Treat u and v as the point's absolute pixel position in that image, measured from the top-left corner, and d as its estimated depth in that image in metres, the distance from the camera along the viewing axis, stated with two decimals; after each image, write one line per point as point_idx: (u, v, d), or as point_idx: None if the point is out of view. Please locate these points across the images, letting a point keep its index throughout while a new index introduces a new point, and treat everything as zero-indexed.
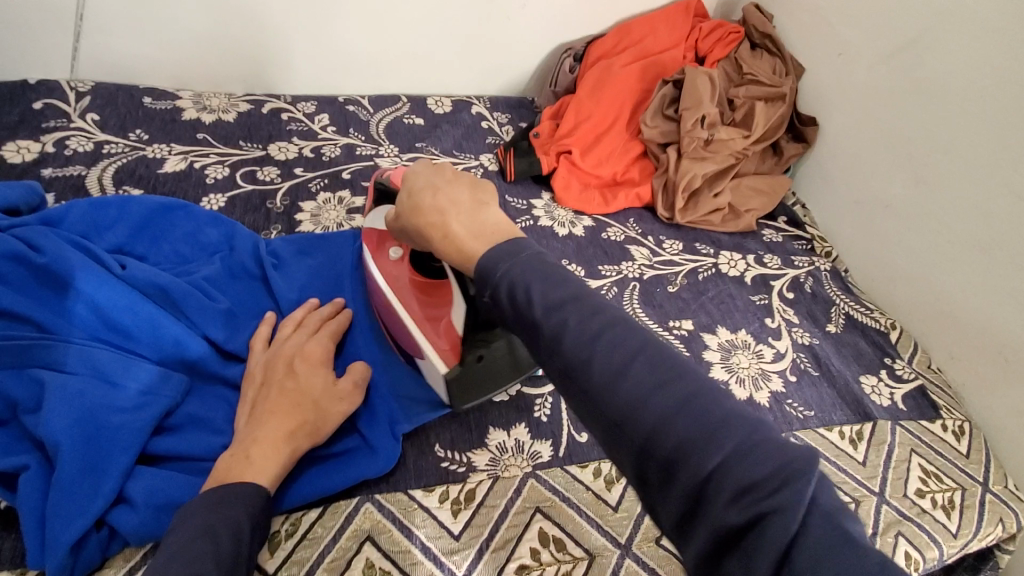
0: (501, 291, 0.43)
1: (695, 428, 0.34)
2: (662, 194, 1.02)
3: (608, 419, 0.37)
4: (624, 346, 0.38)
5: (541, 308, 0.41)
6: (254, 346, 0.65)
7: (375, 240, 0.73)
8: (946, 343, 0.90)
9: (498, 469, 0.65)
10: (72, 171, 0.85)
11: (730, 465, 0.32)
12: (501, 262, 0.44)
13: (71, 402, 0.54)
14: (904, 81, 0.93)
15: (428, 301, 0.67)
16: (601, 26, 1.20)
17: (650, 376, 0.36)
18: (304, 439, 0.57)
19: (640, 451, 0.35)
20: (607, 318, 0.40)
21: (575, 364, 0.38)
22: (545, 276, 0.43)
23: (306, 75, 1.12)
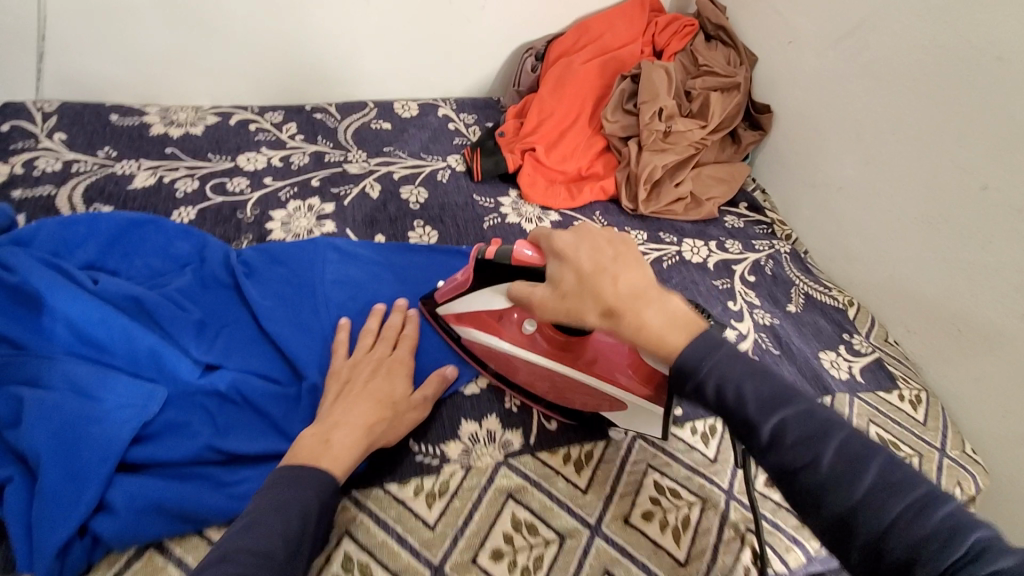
0: (709, 390, 0.48)
1: (885, 501, 0.40)
2: (625, 186, 1.06)
3: (808, 494, 0.43)
4: (823, 429, 0.44)
5: (755, 407, 0.46)
6: (336, 353, 0.70)
7: (479, 323, 0.72)
8: (902, 318, 0.95)
9: (470, 460, 0.68)
10: (41, 191, 0.85)
11: (942, 531, 0.38)
12: (704, 361, 0.49)
13: (50, 418, 0.56)
14: (848, 66, 0.97)
15: (574, 360, 0.68)
16: (560, 24, 1.23)
17: (843, 455, 0.43)
18: (377, 426, 0.62)
19: (832, 527, 0.42)
20: (810, 406, 0.46)
21: (777, 451, 0.45)
22: (759, 371, 0.48)
23: (273, 85, 1.13)
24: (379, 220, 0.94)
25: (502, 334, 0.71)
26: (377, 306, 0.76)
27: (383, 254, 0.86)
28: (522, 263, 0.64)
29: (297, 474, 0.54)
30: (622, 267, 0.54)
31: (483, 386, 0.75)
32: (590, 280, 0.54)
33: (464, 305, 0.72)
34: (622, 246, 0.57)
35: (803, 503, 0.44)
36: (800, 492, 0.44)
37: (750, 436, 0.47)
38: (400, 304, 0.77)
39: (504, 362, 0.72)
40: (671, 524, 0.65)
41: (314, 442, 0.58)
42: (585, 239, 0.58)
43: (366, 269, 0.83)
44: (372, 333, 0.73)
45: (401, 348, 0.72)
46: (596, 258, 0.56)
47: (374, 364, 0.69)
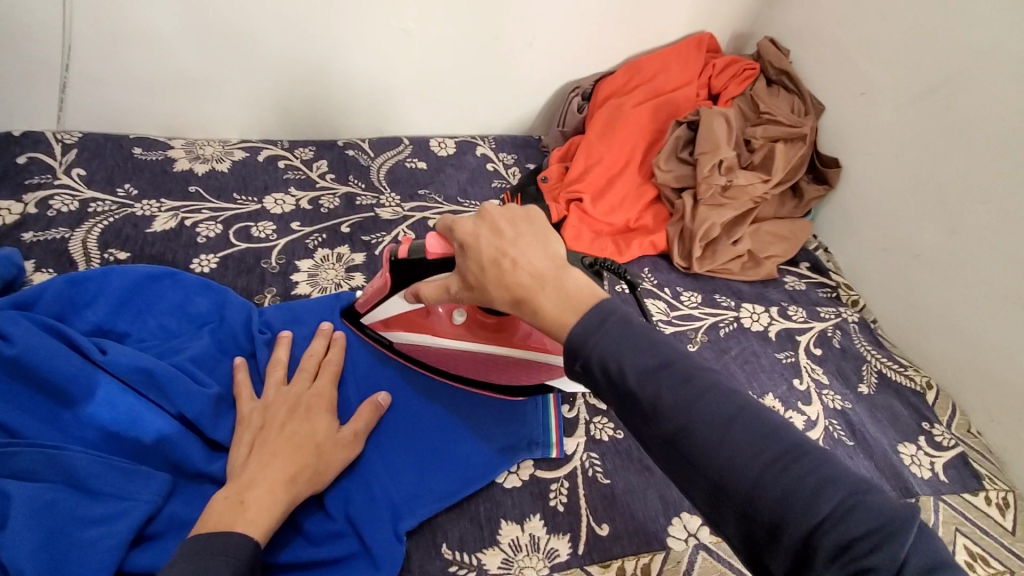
0: (595, 366, 0.45)
1: (750, 466, 0.39)
2: (678, 242, 0.97)
3: (689, 465, 0.41)
4: (695, 397, 0.42)
5: (636, 379, 0.43)
6: (243, 395, 0.63)
7: (406, 323, 0.71)
8: (989, 406, 0.84)
9: (512, 573, 0.59)
10: (54, 234, 0.79)
11: (807, 488, 0.37)
12: (591, 340, 0.45)
13: (41, 520, 0.48)
14: (931, 124, 0.88)
15: (501, 336, 0.70)
16: (610, 62, 1.15)
17: (717, 426, 0.41)
18: (305, 485, 0.56)
19: (720, 500, 0.40)
20: (680, 366, 0.43)
21: (661, 423, 0.42)
22: (646, 343, 0.45)
23: (306, 119, 1.08)
24: None
25: (437, 328, 0.71)
26: (285, 332, 0.69)
27: None
28: (437, 255, 0.61)
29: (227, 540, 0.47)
30: (525, 246, 0.51)
31: (525, 478, 0.66)
32: (492, 270, 0.50)
33: (387, 309, 0.70)
34: (525, 223, 0.53)
35: (695, 481, 0.41)
36: (690, 473, 0.41)
37: (637, 412, 0.44)
38: (327, 327, 0.71)
39: (430, 355, 0.72)
40: None
41: (224, 506, 0.51)
42: (486, 221, 0.53)
43: None
44: (283, 365, 0.66)
45: (324, 380, 0.66)
46: (495, 238, 0.52)
47: (290, 403, 0.61)
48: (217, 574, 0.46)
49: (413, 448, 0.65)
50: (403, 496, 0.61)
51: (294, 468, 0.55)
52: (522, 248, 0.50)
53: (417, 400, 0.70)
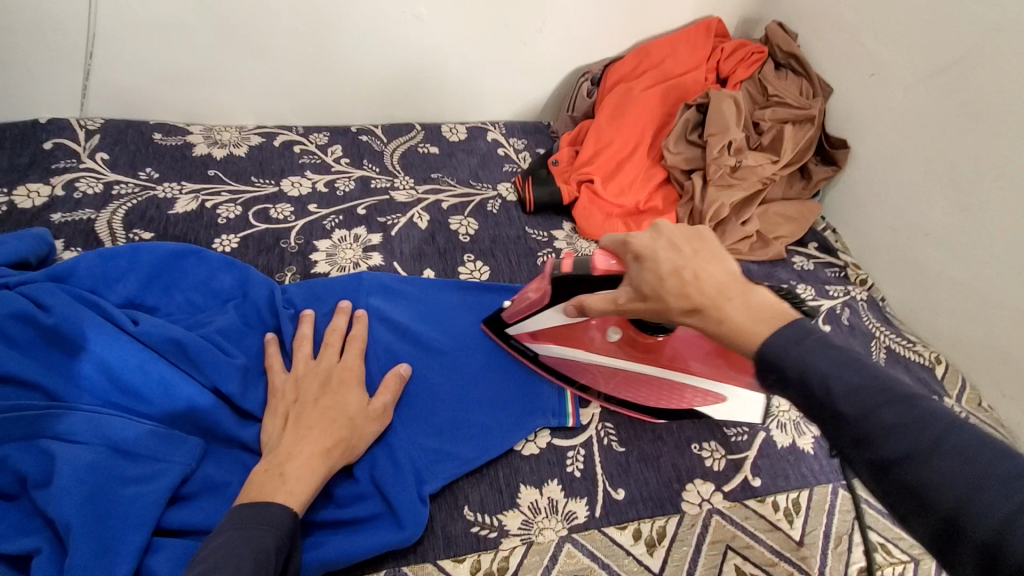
0: (790, 378, 0.43)
1: (1004, 501, 0.34)
2: (687, 223, 0.99)
3: (909, 495, 0.37)
4: (923, 422, 0.38)
5: (845, 400, 0.41)
6: (273, 366, 0.65)
7: (561, 337, 0.71)
8: (996, 380, 0.86)
9: (531, 534, 0.61)
10: (81, 215, 0.82)
11: None
12: (791, 350, 0.44)
13: (83, 478, 0.50)
14: (939, 104, 0.89)
15: (654, 358, 0.70)
16: (619, 48, 1.17)
17: (946, 451, 0.37)
18: (339, 457, 0.58)
19: (954, 538, 0.35)
20: (903, 391, 0.40)
21: (875, 445, 0.39)
22: (855, 363, 0.42)
23: (320, 105, 1.10)
24: (428, 254, 0.89)
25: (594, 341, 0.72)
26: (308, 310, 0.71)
27: (432, 292, 0.81)
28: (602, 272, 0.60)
29: (262, 510, 0.50)
30: (704, 261, 0.51)
31: (542, 445, 0.68)
32: (675, 283, 0.50)
33: (542, 322, 0.70)
34: (701, 243, 0.53)
35: (910, 509, 0.37)
36: (902, 498, 0.38)
37: (840, 431, 0.41)
38: (344, 305, 0.73)
39: (583, 370, 0.72)
40: None
41: (263, 475, 0.53)
42: (663, 238, 0.54)
43: (417, 309, 0.78)
44: (309, 341, 0.68)
45: (350, 353, 0.67)
46: (675, 254, 0.52)
47: (321, 377, 0.63)
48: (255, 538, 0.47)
49: (433, 417, 0.67)
50: (424, 461, 0.63)
51: (328, 437, 0.57)
52: (700, 265, 0.51)
53: (437, 373, 0.71)
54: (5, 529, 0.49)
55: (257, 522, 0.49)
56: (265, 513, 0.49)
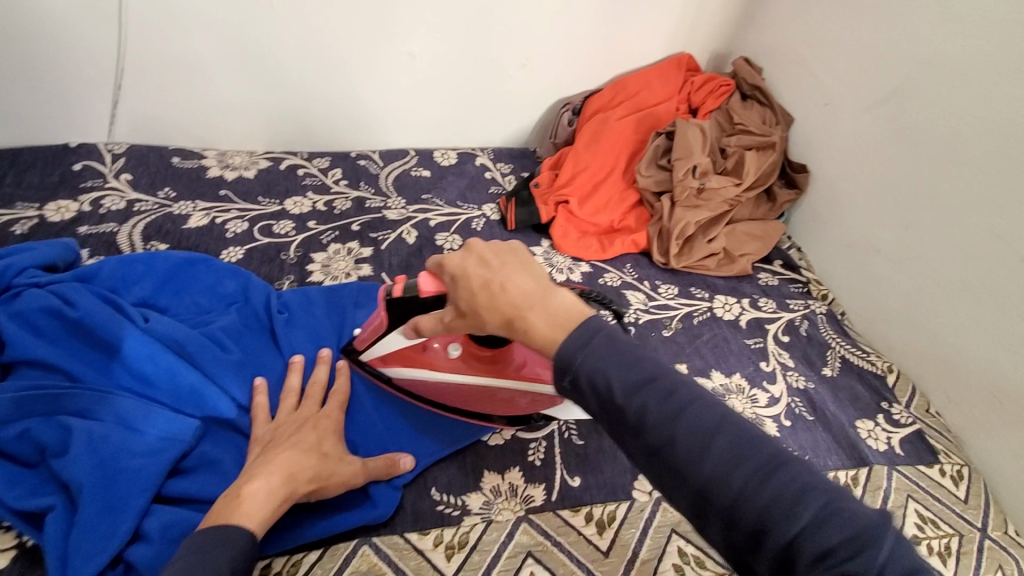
0: (581, 380, 0.47)
1: (738, 474, 0.40)
2: (657, 240, 1.06)
3: (671, 473, 0.43)
4: (675, 408, 0.43)
5: (621, 393, 0.45)
6: (258, 417, 0.67)
7: (403, 358, 0.73)
8: (944, 387, 0.91)
9: (491, 513, 0.67)
10: (105, 228, 0.92)
11: (786, 497, 0.39)
12: (579, 352, 0.47)
13: (94, 448, 0.58)
14: (885, 131, 0.97)
15: (498, 368, 0.72)
16: (598, 81, 1.26)
17: (696, 436, 0.42)
18: (303, 482, 0.58)
19: (707, 511, 0.41)
20: (667, 381, 0.45)
21: (644, 433, 0.44)
22: (626, 356, 0.47)
23: (323, 132, 1.20)
24: (413, 266, 0.97)
25: (437, 359, 0.74)
26: (297, 358, 0.74)
27: None
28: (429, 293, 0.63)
29: (224, 528, 0.51)
30: (510, 272, 0.53)
31: (507, 436, 0.75)
32: (483, 296, 0.53)
33: (385, 346, 0.72)
34: (512, 254, 0.55)
35: (670, 481, 0.43)
36: (665, 472, 0.43)
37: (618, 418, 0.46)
38: (325, 356, 0.75)
39: (430, 388, 0.74)
40: None
41: (227, 502, 0.54)
42: (473, 255, 0.56)
43: None
44: (295, 393, 0.70)
45: (330, 404, 0.70)
46: (483, 269, 0.54)
47: (298, 423, 0.65)
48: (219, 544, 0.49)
49: (409, 410, 0.75)
50: (400, 449, 0.71)
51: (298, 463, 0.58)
52: (506, 276, 0.53)
53: None
54: (26, 490, 0.57)
55: (218, 541, 0.50)
56: (229, 536, 0.50)
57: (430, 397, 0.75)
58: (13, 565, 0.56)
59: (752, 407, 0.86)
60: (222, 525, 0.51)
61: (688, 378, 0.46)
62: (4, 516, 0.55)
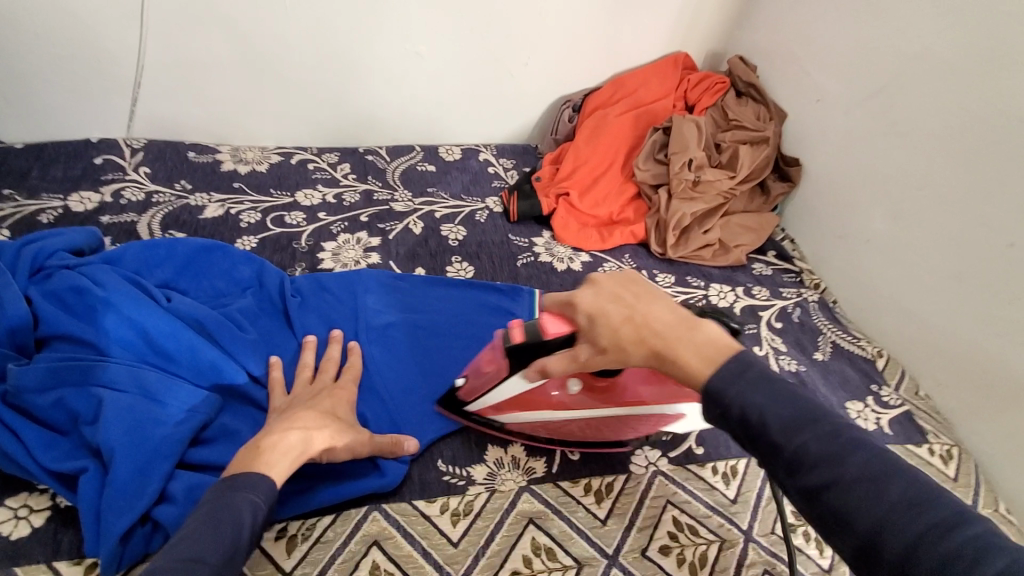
0: (733, 412, 0.49)
1: (909, 520, 0.40)
2: (654, 232, 1.10)
3: (834, 517, 0.43)
4: (845, 451, 0.44)
5: (775, 428, 0.46)
6: (274, 391, 0.71)
7: (518, 403, 0.70)
8: (932, 371, 0.94)
9: (494, 483, 0.70)
10: (125, 218, 0.96)
11: (926, 523, 0.40)
12: (729, 387, 0.50)
13: (123, 416, 0.62)
14: (875, 125, 1.00)
15: (614, 398, 0.68)
16: (597, 79, 1.31)
17: (866, 479, 0.43)
18: (320, 438, 0.62)
19: (849, 538, 0.42)
20: (818, 416, 0.47)
21: (799, 470, 0.45)
22: (787, 395, 0.48)
23: (332, 129, 1.25)
24: (419, 255, 1.01)
25: (553, 395, 0.70)
26: (310, 337, 0.78)
27: (420, 284, 0.92)
28: (556, 334, 0.62)
29: (246, 475, 0.54)
30: (650, 303, 0.56)
31: None
32: (632, 332, 0.55)
33: (498, 394, 0.70)
34: (637, 285, 0.59)
35: (819, 516, 0.44)
36: (825, 513, 0.44)
37: (769, 453, 0.47)
38: (338, 334, 0.79)
39: (550, 426, 0.73)
40: (688, 560, 0.66)
41: (247, 454, 0.57)
42: (604, 291, 0.58)
43: (409, 298, 0.90)
44: (310, 367, 0.75)
45: (344, 377, 0.74)
46: (623, 304, 0.57)
47: (313, 393, 0.70)
48: (241, 488, 0.53)
49: (417, 388, 0.79)
50: (408, 424, 0.75)
51: (318, 423, 0.63)
52: (648, 308, 0.56)
53: (424, 352, 0.83)
54: (60, 454, 0.61)
55: (240, 486, 0.53)
56: (251, 482, 0.54)
57: (551, 435, 0.74)
58: (47, 524, 0.60)
59: None
60: (243, 473, 0.54)
61: (851, 423, 0.47)
62: (40, 477, 0.59)
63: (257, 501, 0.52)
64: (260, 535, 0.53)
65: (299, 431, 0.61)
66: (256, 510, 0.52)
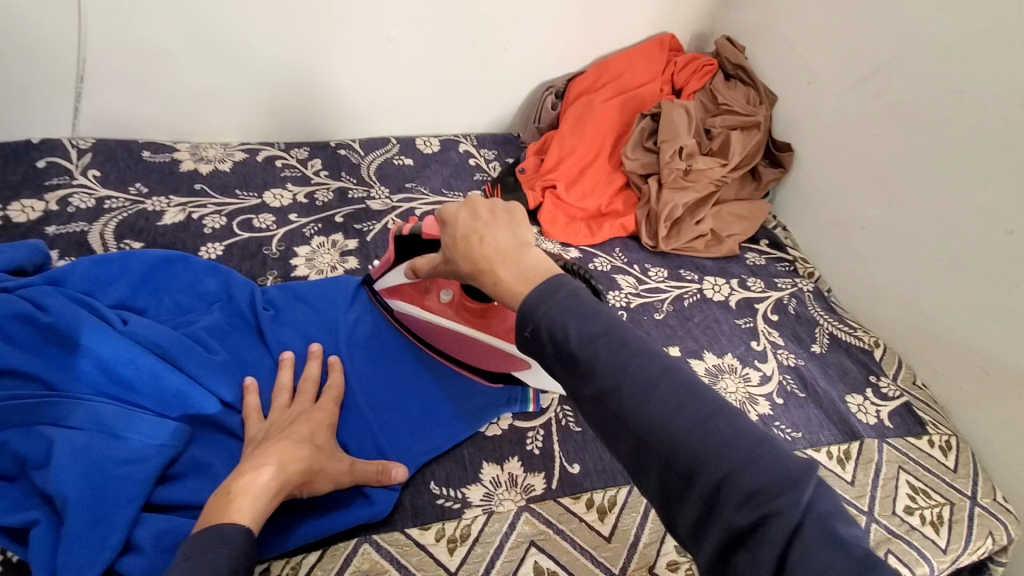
0: (541, 331, 0.45)
1: (683, 424, 0.39)
2: (645, 224, 1.06)
3: (618, 422, 0.41)
4: (634, 362, 0.41)
5: (575, 340, 0.43)
6: (249, 419, 0.65)
7: (404, 295, 0.77)
8: (929, 359, 0.93)
9: (492, 504, 0.66)
10: (75, 227, 0.88)
11: (706, 430, 0.38)
12: (540, 305, 0.45)
13: (77, 457, 0.56)
14: (868, 108, 0.97)
15: (484, 323, 0.72)
16: (580, 64, 1.25)
17: (646, 384, 0.40)
18: (296, 476, 0.57)
19: (644, 448, 0.40)
20: (617, 333, 0.43)
21: (594, 381, 0.42)
22: (585, 308, 0.44)
23: (301, 123, 1.17)
24: None
25: (425, 305, 0.76)
26: (287, 355, 0.72)
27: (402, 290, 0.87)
28: (432, 237, 0.66)
29: (216, 528, 0.50)
30: (495, 227, 0.53)
31: (505, 426, 0.74)
32: (463, 246, 0.53)
33: (390, 279, 0.77)
34: (505, 211, 0.54)
35: (612, 426, 0.42)
36: (630, 440, 0.41)
37: (573, 370, 0.44)
38: (317, 350, 0.73)
39: (441, 334, 0.76)
40: None
41: (218, 501, 0.53)
42: (467, 205, 0.55)
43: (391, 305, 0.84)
44: (288, 389, 0.69)
45: (325, 398, 0.69)
46: (471, 219, 0.54)
47: (292, 418, 0.65)
48: (214, 545, 0.48)
49: (405, 405, 0.74)
50: (397, 445, 0.70)
51: (293, 456, 0.58)
52: (490, 231, 0.52)
53: (409, 365, 0.78)
54: (8, 504, 0.55)
55: (213, 542, 0.49)
56: (225, 535, 0.49)
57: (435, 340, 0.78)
58: None
59: (745, 386, 0.87)
60: (216, 524, 0.50)
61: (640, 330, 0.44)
62: None
63: (232, 555, 0.48)
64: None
65: (272, 467, 0.55)
66: (233, 563, 0.48)
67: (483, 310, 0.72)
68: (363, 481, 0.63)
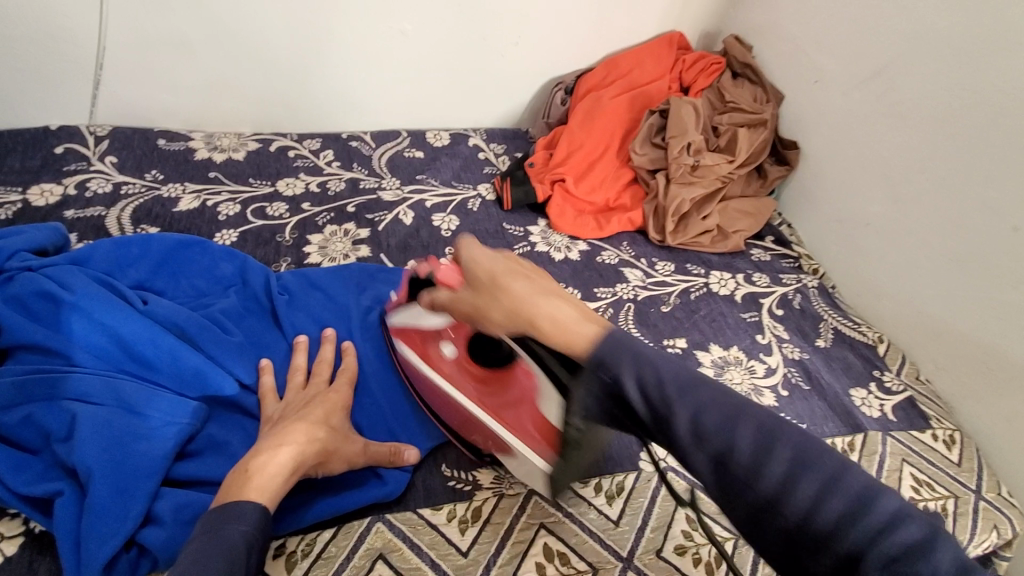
0: (615, 383, 0.49)
1: (776, 471, 0.42)
2: (653, 218, 1.07)
3: (715, 473, 0.44)
4: (722, 416, 0.45)
5: (661, 396, 0.47)
6: (265, 399, 0.66)
7: (409, 338, 0.72)
8: (932, 355, 0.94)
9: (502, 487, 0.68)
10: (92, 212, 0.89)
11: (795, 475, 0.42)
12: (609, 358, 0.49)
13: (100, 432, 0.57)
14: (874, 107, 0.98)
15: (494, 395, 0.66)
16: (589, 60, 1.26)
17: (737, 437, 0.44)
18: (311, 454, 0.58)
19: (734, 495, 0.44)
20: (697, 390, 0.47)
21: (684, 435, 0.45)
22: (661, 363, 0.48)
23: (313, 114, 1.18)
24: (412, 246, 0.97)
25: (428, 358, 0.70)
26: (302, 338, 0.73)
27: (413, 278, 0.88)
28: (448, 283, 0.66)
29: (235, 505, 0.51)
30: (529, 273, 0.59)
31: None
32: (501, 279, 0.59)
33: (405, 317, 0.72)
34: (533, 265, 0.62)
35: (709, 478, 0.45)
36: (722, 488, 0.44)
37: (658, 422, 0.47)
38: (330, 335, 0.74)
39: (438, 395, 0.69)
40: (705, 559, 0.65)
41: (235, 478, 0.54)
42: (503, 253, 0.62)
43: None
44: (302, 371, 0.70)
45: (339, 380, 0.70)
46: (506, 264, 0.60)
47: (306, 399, 0.66)
48: (232, 521, 0.49)
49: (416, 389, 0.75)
50: (408, 428, 0.71)
51: (309, 435, 0.59)
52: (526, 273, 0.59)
53: None
54: (32, 476, 0.56)
55: (232, 517, 0.50)
56: (242, 511, 0.50)
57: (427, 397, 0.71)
58: (21, 552, 0.55)
59: (751, 378, 0.89)
60: (235, 501, 0.51)
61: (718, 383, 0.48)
62: (11, 502, 0.54)
63: (249, 530, 0.49)
64: (257, 567, 0.50)
65: (289, 446, 0.57)
66: (250, 538, 0.49)
67: (492, 378, 0.68)
68: (376, 461, 0.64)
